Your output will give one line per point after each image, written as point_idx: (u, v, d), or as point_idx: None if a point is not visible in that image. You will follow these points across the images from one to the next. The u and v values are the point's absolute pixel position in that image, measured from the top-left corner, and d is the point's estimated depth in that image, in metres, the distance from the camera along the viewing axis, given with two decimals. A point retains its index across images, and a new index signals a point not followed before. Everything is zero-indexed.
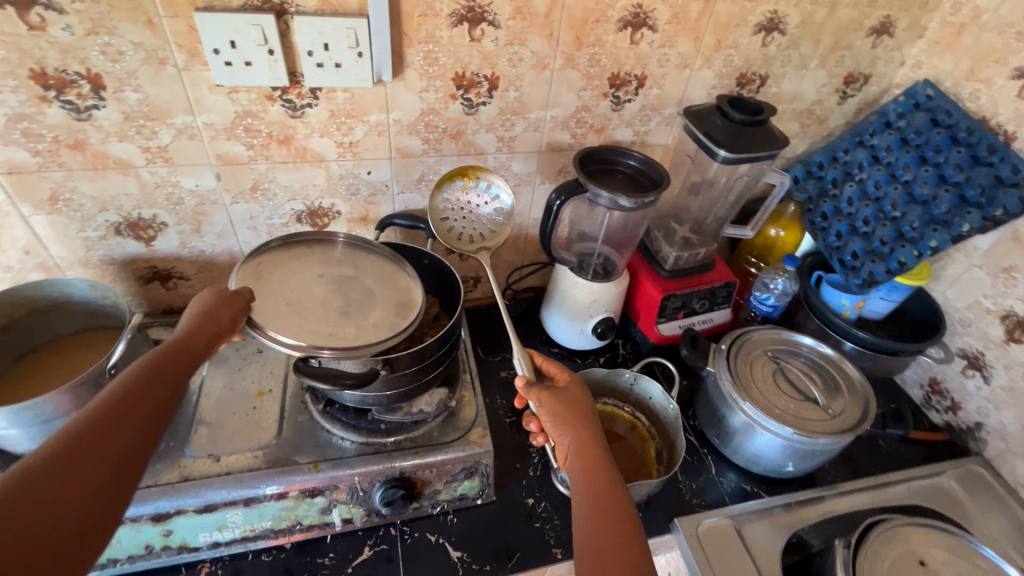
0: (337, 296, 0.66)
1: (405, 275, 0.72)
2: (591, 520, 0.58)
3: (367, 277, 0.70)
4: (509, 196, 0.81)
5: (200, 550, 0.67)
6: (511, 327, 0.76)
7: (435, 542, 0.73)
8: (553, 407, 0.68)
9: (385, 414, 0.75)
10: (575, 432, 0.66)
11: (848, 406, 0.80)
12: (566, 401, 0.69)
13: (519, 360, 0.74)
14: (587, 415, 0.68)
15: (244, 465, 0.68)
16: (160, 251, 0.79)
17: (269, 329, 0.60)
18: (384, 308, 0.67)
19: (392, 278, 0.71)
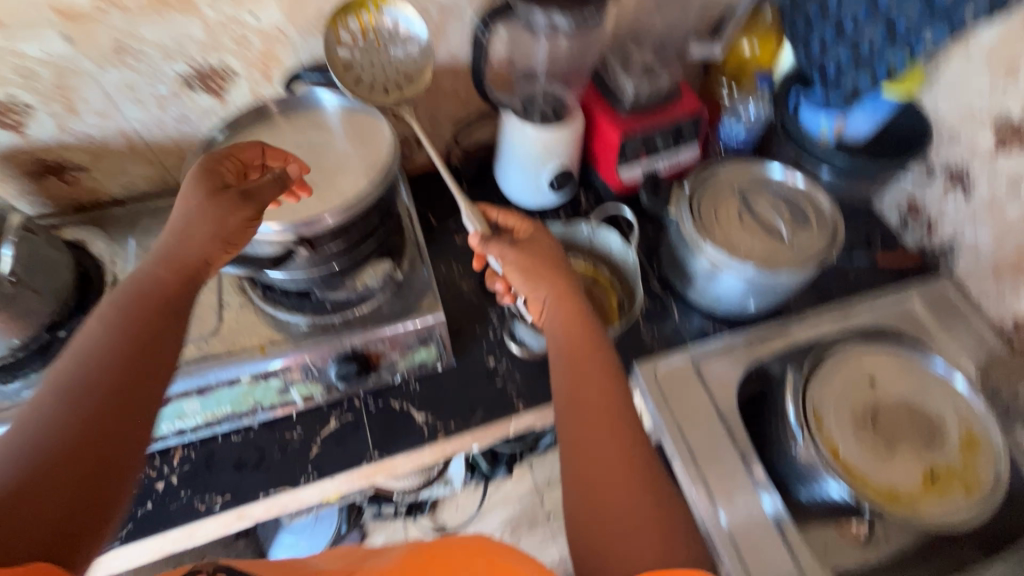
0: (307, 164, 0.65)
1: (378, 127, 0.68)
2: (568, 368, 0.57)
3: (344, 139, 0.68)
4: (423, 27, 0.69)
5: (167, 439, 0.68)
6: (454, 187, 0.71)
7: (400, 409, 0.74)
8: (519, 262, 0.63)
9: (328, 293, 0.71)
10: (552, 283, 0.62)
11: (814, 236, 0.76)
12: (529, 254, 0.64)
13: (470, 218, 0.68)
14: (557, 263, 0.64)
15: (188, 357, 0.67)
16: (39, 140, 0.69)
17: None
18: (354, 173, 0.64)
19: (368, 136, 0.67)
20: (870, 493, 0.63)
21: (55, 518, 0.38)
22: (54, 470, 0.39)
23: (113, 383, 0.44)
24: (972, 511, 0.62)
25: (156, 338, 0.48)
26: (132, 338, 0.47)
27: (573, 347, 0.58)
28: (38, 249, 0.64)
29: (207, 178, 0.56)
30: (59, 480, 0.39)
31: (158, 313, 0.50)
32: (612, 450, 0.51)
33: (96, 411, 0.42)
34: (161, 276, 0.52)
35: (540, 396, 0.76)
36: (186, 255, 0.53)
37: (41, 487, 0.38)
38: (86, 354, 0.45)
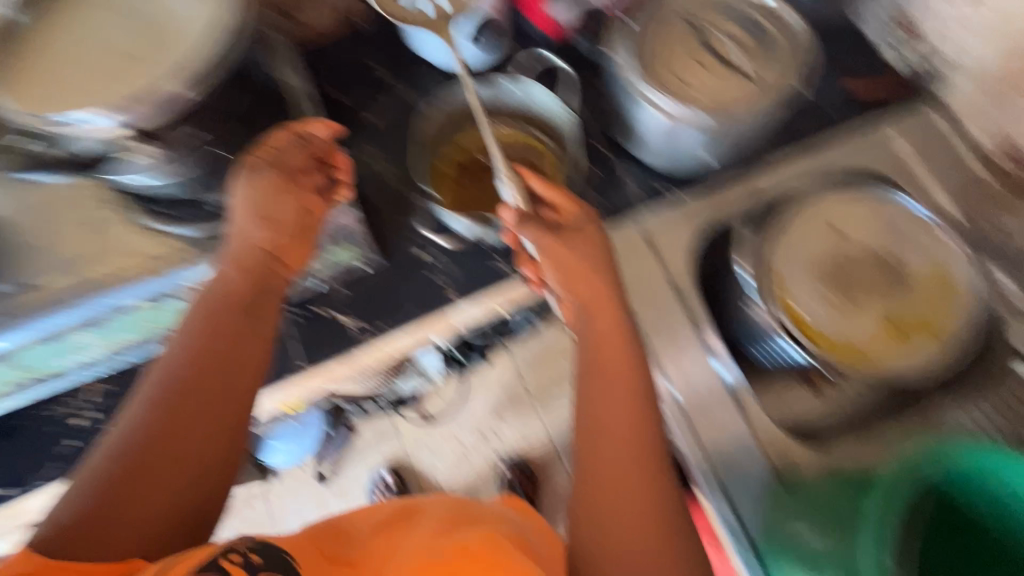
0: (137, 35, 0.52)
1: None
2: (599, 386, 0.53)
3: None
4: None
5: (71, 372, 0.63)
6: (489, 136, 0.59)
7: (323, 315, 0.69)
8: (557, 256, 0.58)
9: (206, 195, 0.59)
10: (597, 270, 0.58)
11: (777, 67, 0.65)
12: (570, 253, 0.58)
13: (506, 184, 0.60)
14: (598, 263, 0.58)
15: (63, 284, 0.58)
16: None
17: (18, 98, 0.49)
18: (184, 37, 0.51)
19: None
20: (826, 348, 0.62)
21: (176, 481, 0.48)
22: (177, 438, 0.48)
23: (219, 371, 0.52)
24: (930, 354, 0.62)
25: (228, 354, 0.53)
26: (234, 330, 0.54)
27: (604, 367, 0.54)
28: None
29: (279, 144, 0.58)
30: (181, 446, 0.48)
31: (231, 327, 0.54)
32: (624, 432, 0.51)
33: (207, 388, 0.51)
34: (230, 290, 0.55)
35: (474, 284, 0.70)
36: (250, 270, 0.56)
37: (168, 451, 0.48)
38: (172, 364, 0.51)
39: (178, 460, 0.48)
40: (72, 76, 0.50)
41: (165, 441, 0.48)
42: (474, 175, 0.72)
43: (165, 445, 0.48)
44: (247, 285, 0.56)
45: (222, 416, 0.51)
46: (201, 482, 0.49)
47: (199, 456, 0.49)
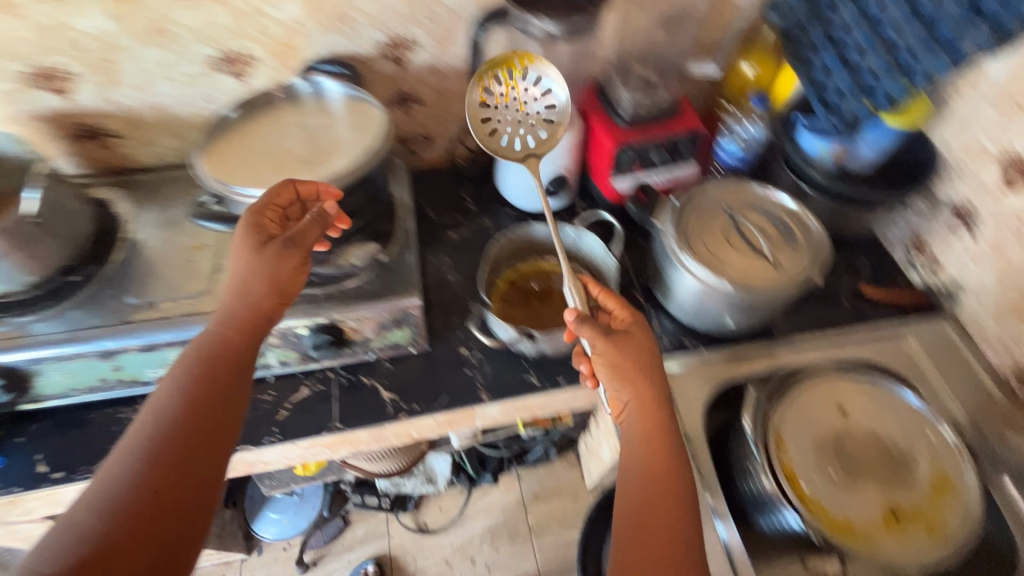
0: (309, 144, 0.71)
1: (370, 112, 0.73)
2: (643, 461, 0.59)
3: (343, 123, 0.73)
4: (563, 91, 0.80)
5: (151, 384, 0.73)
6: (563, 255, 0.70)
7: (368, 385, 0.77)
8: (609, 356, 0.62)
9: (315, 267, 0.75)
10: (643, 367, 0.62)
11: (798, 257, 0.74)
12: (627, 352, 0.63)
13: (574, 294, 0.69)
14: (651, 366, 0.63)
15: (180, 310, 0.72)
16: (82, 105, 0.77)
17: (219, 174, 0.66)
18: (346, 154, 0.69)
19: (365, 123, 0.72)
20: (825, 524, 0.61)
21: (160, 535, 0.46)
22: (164, 491, 0.48)
23: (211, 419, 0.53)
24: (936, 557, 0.60)
25: (219, 393, 0.54)
26: (225, 380, 0.55)
27: (651, 453, 0.59)
28: (64, 200, 0.71)
29: (251, 227, 0.62)
30: (169, 499, 0.47)
31: (222, 369, 0.56)
32: (667, 527, 0.54)
33: (195, 440, 0.51)
34: (218, 336, 0.57)
35: (507, 388, 0.77)
36: (246, 316, 0.59)
37: (154, 506, 0.47)
38: (160, 410, 0.52)
39: (165, 512, 0.47)
40: (258, 166, 0.68)
41: (158, 488, 0.47)
42: (522, 297, 0.83)
43: (150, 501, 0.47)
44: (240, 333, 0.58)
45: (209, 463, 0.51)
46: (184, 534, 0.48)
47: (185, 505, 0.48)
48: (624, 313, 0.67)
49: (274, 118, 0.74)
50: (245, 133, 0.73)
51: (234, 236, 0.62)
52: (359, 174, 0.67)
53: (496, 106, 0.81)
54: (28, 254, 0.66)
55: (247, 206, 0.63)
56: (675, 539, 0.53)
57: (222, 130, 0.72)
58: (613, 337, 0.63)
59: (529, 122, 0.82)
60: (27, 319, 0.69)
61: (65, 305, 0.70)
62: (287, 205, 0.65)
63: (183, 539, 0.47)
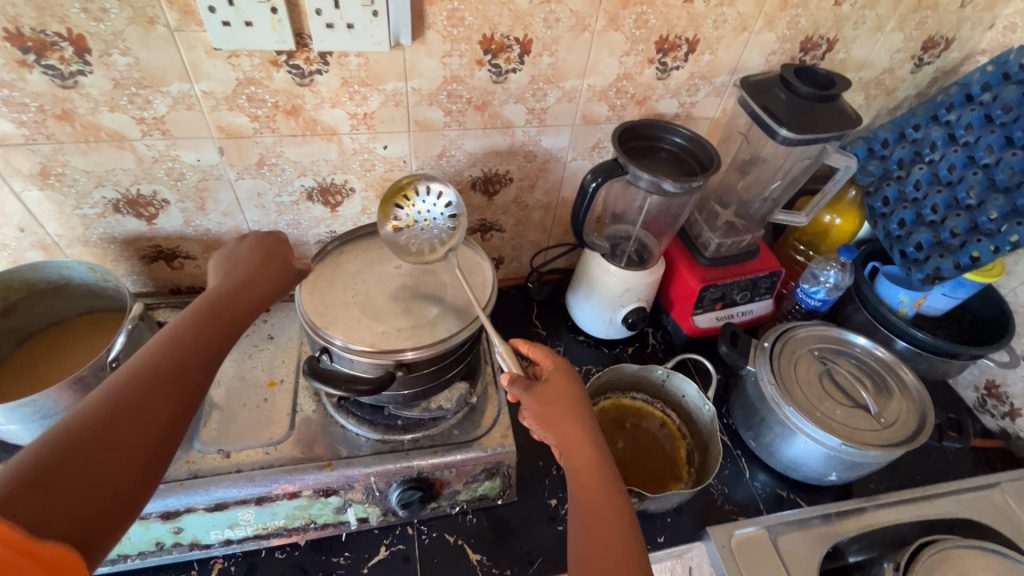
0: (408, 289, 0.67)
1: (480, 268, 0.70)
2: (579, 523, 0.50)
3: (442, 270, 0.69)
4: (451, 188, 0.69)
5: (212, 547, 0.64)
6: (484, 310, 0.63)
7: (453, 543, 0.70)
8: (536, 407, 0.56)
9: (403, 410, 0.71)
10: (560, 397, 0.57)
11: (901, 414, 0.74)
12: (541, 394, 0.57)
13: (503, 358, 0.60)
14: (580, 410, 0.56)
15: (255, 461, 0.65)
16: (163, 230, 0.73)
17: (322, 319, 0.62)
18: (453, 301, 0.66)
19: (469, 272, 0.69)
20: None
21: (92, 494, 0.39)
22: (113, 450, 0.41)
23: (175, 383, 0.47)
24: None
25: (222, 337, 0.53)
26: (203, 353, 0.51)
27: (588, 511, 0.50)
28: (142, 335, 0.65)
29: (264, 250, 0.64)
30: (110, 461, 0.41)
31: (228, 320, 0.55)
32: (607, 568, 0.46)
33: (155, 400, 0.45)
34: (236, 294, 0.57)
35: None
36: (260, 287, 0.59)
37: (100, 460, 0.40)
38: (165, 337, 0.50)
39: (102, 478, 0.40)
40: (359, 311, 0.64)
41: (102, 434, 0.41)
42: (609, 437, 0.80)
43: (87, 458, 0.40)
44: (245, 314, 0.57)
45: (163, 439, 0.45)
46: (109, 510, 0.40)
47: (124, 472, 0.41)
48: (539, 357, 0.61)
49: (371, 255, 0.70)
50: (342, 266, 0.69)
51: (210, 258, 0.63)
52: (469, 332, 0.62)
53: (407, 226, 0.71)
54: None
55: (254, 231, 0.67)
56: (618, 572, 0.45)
57: (320, 263, 0.69)
58: (535, 389, 0.57)
59: (440, 233, 0.71)
60: None
61: None
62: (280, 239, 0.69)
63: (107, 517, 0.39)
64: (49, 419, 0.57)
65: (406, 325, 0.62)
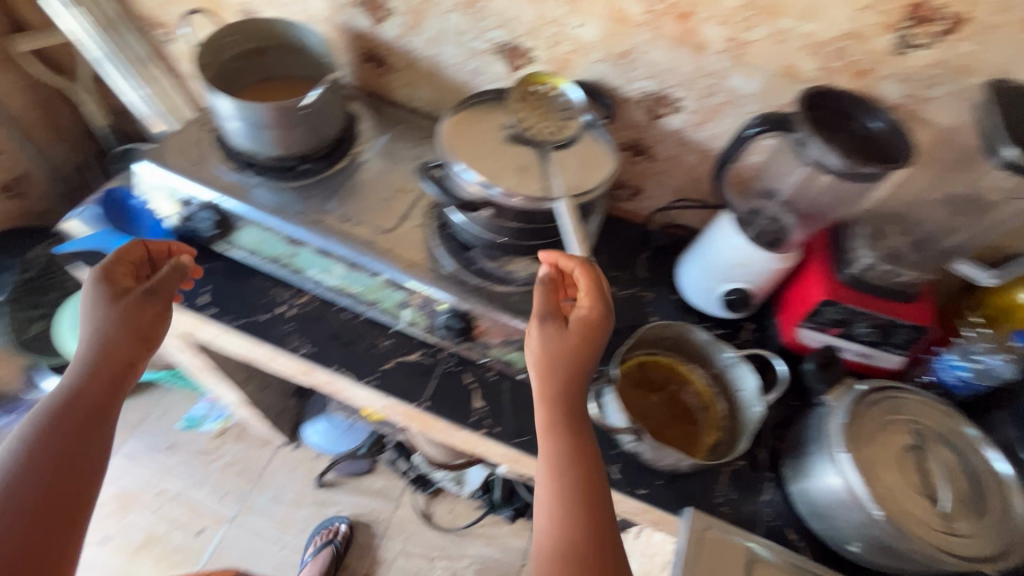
0: (532, 154, 0.71)
1: (604, 165, 0.72)
2: (551, 475, 0.57)
3: (572, 148, 0.73)
4: (580, 94, 0.75)
5: (307, 281, 0.81)
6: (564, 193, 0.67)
7: (467, 384, 0.78)
8: (553, 353, 0.60)
9: (484, 259, 0.77)
10: (576, 353, 0.61)
11: (978, 535, 0.62)
12: (563, 342, 0.61)
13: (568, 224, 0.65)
14: (585, 369, 0.61)
15: (361, 236, 0.78)
16: (383, 36, 0.87)
17: (454, 144, 0.70)
18: (560, 181, 0.69)
19: (592, 166, 0.71)
20: None
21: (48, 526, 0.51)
22: (48, 493, 0.52)
23: (79, 428, 0.56)
24: None
25: (109, 388, 0.61)
26: (92, 398, 0.59)
27: (566, 471, 0.56)
28: (329, 104, 0.81)
29: (115, 270, 0.67)
30: (48, 501, 0.52)
31: (112, 370, 0.61)
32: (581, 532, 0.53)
33: (66, 445, 0.55)
34: (107, 344, 0.62)
35: None
36: (134, 327, 0.64)
37: (43, 504, 0.51)
38: (37, 420, 0.56)
39: (47, 510, 0.51)
40: (485, 151, 0.71)
41: (33, 487, 0.51)
42: (645, 388, 0.80)
43: (27, 510, 0.50)
44: (125, 346, 0.63)
45: (90, 463, 0.55)
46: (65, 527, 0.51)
47: (66, 500, 0.52)
48: (588, 302, 0.62)
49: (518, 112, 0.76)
50: (492, 115, 0.76)
51: (82, 296, 0.65)
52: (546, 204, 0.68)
53: (529, 111, 0.75)
54: (286, 135, 0.78)
55: (96, 265, 0.66)
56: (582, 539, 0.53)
57: (475, 103, 0.76)
58: (553, 335, 0.61)
59: (554, 127, 0.74)
60: (257, 182, 0.81)
61: (287, 185, 0.82)
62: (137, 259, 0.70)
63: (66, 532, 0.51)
64: (256, 128, 0.77)
65: (511, 178, 0.68)
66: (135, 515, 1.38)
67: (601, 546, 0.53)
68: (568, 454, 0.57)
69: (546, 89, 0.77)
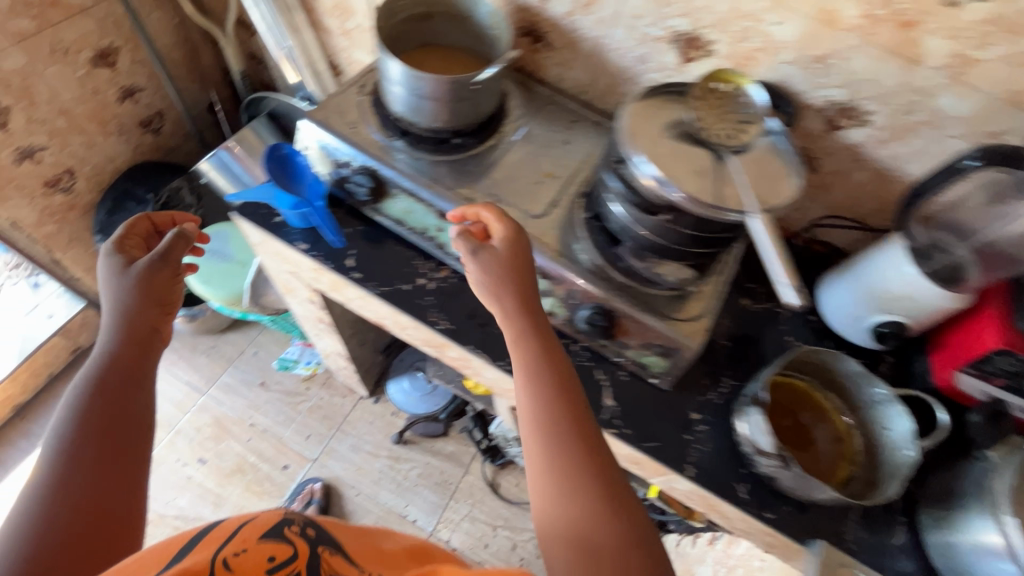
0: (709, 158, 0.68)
1: (784, 180, 0.67)
2: (535, 433, 0.56)
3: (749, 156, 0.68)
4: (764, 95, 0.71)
5: (449, 257, 0.82)
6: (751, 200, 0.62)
7: (598, 381, 0.78)
8: (505, 290, 0.63)
9: (630, 257, 0.75)
10: (508, 273, 0.63)
11: None
12: (495, 265, 0.63)
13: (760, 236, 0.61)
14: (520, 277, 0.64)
15: (511, 218, 0.77)
16: (549, 12, 0.84)
17: (633, 134, 0.67)
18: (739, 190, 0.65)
19: (769, 178, 0.66)
20: None
21: (110, 455, 0.56)
22: (105, 430, 0.57)
23: (119, 377, 0.62)
24: None
25: (140, 343, 0.66)
26: (125, 351, 0.65)
27: (544, 422, 0.56)
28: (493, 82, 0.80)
29: (126, 246, 0.73)
30: (105, 436, 0.57)
31: (141, 328, 0.67)
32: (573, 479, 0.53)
33: (110, 392, 0.61)
34: (132, 307, 0.68)
35: (712, 481, 0.72)
36: (150, 288, 0.70)
37: (101, 440, 0.57)
38: (85, 378, 0.62)
39: (104, 442, 0.57)
40: (662, 147, 0.68)
41: (89, 428, 0.57)
42: (779, 411, 0.78)
43: (90, 446, 0.56)
44: (151, 307, 0.69)
45: (134, 404, 0.61)
46: (123, 455, 0.57)
47: (119, 433, 0.58)
48: (507, 229, 0.64)
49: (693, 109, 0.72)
50: (665, 111, 0.72)
51: (103, 276, 0.71)
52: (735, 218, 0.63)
53: (708, 108, 0.71)
54: (448, 107, 0.77)
55: (110, 241, 0.73)
56: (573, 487, 0.52)
57: (651, 95, 0.73)
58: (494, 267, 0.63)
59: (732, 128, 0.70)
60: (408, 152, 0.81)
61: (438, 157, 0.82)
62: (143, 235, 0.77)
63: (125, 458, 0.57)
64: (418, 98, 0.77)
65: (691, 180, 0.65)
66: (229, 443, 1.47)
67: (599, 495, 0.52)
68: (547, 408, 0.57)
69: (727, 87, 0.72)
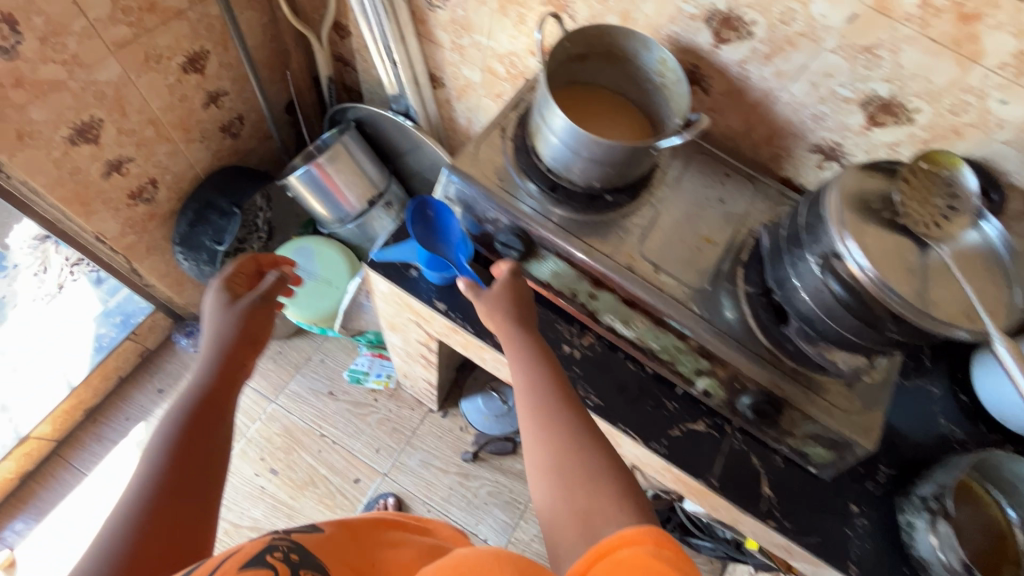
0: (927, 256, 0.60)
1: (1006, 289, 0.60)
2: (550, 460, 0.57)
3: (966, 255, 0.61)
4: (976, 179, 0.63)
5: (598, 325, 0.78)
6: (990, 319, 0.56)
7: (754, 466, 0.74)
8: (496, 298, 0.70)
9: (800, 339, 0.69)
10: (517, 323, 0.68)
11: None
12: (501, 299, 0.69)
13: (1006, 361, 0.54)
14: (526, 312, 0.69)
15: (672, 291, 0.72)
16: (718, 57, 0.76)
17: (849, 222, 0.59)
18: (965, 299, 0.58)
19: (990, 285, 0.59)
20: None
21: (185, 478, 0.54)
22: (186, 454, 0.56)
23: (208, 402, 0.61)
24: None
25: (232, 372, 0.66)
26: (223, 380, 0.64)
27: (557, 443, 0.58)
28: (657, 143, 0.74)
29: (235, 277, 0.74)
30: (185, 461, 0.55)
31: (235, 356, 0.67)
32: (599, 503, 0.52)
33: (197, 416, 0.59)
34: (233, 336, 0.67)
35: None
36: (248, 321, 0.70)
37: (180, 464, 0.55)
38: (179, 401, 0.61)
39: (183, 464, 0.55)
40: (878, 238, 0.60)
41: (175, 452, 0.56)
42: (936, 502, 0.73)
43: (176, 472, 0.54)
44: (245, 340, 0.69)
45: (214, 434, 0.59)
46: (198, 481, 0.55)
47: (197, 459, 0.56)
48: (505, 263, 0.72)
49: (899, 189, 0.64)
50: (863, 188, 0.64)
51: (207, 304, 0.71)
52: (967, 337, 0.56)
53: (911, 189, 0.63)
54: (613, 168, 0.69)
55: (219, 274, 0.73)
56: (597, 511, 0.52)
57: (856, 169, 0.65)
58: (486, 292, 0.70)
59: (938, 215, 0.62)
60: (555, 210, 0.74)
61: (589, 215, 0.75)
62: (249, 275, 0.76)
63: (199, 484, 0.55)
64: (581, 158, 0.69)
65: (916, 286, 0.57)
66: (300, 454, 1.46)
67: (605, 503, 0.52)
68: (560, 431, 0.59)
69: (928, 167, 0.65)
